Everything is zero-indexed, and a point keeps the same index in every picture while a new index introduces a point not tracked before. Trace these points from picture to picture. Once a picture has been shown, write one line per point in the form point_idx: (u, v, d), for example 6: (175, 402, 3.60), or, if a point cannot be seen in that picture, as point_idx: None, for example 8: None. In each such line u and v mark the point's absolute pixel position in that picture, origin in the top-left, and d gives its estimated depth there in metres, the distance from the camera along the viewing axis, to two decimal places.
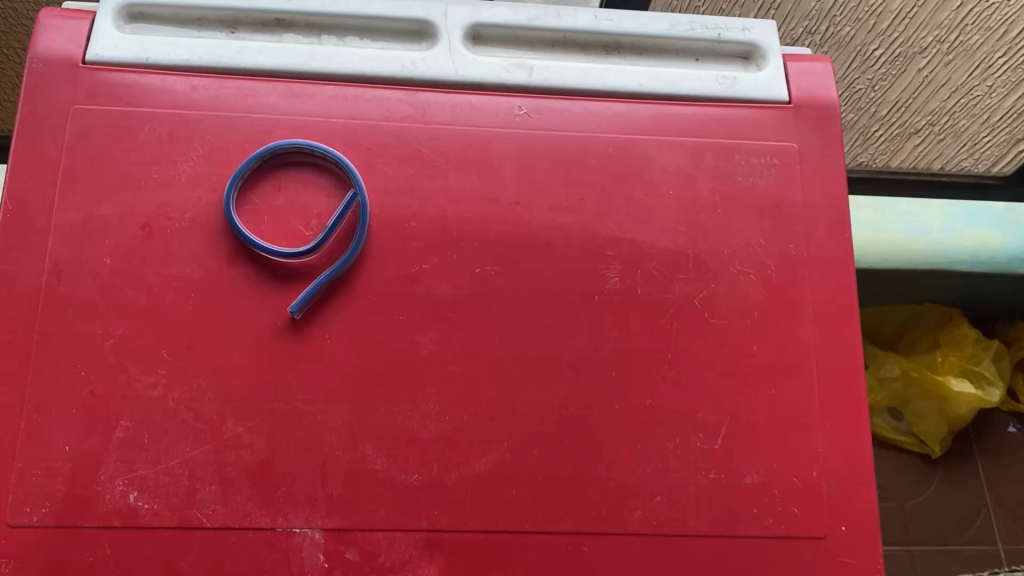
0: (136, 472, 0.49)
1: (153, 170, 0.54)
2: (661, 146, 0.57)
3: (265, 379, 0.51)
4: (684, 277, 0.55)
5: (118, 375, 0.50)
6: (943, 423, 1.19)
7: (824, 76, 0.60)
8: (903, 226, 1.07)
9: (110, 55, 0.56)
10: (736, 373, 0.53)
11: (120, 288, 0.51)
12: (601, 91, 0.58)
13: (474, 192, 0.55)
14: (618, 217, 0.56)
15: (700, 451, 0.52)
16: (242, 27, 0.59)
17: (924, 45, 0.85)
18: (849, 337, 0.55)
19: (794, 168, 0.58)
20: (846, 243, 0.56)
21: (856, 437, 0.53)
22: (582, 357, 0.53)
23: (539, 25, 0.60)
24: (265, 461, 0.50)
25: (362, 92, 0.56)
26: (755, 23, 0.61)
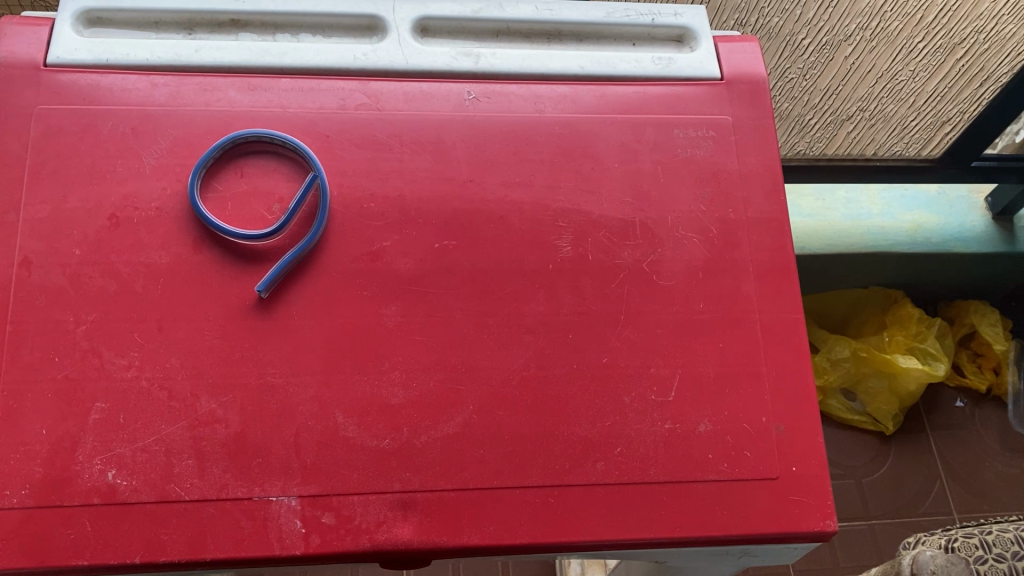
0: (113, 451, 0.50)
1: (118, 163, 0.56)
2: (604, 124, 0.61)
3: (235, 357, 0.53)
4: (632, 244, 0.58)
5: (91, 359, 0.52)
6: (895, 401, 1.24)
7: (753, 53, 0.64)
8: (844, 213, 1.19)
9: (71, 57, 0.58)
10: (685, 329, 0.56)
11: (90, 277, 0.53)
12: (545, 75, 0.62)
13: (429, 173, 0.58)
14: (567, 190, 0.59)
15: (656, 403, 0.55)
16: (198, 29, 0.61)
17: (848, 33, 0.89)
18: (789, 292, 0.58)
19: (729, 138, 0.61)
20: (781, 205, 0.60)
21: (802, 384, 0.56)
22: (540, 321, 0.56)
23: (483, 16, 0.63)
24: (240, 434, 0.51)
25: (318, 83, 0.59)
26: (686, 8, 0.65)
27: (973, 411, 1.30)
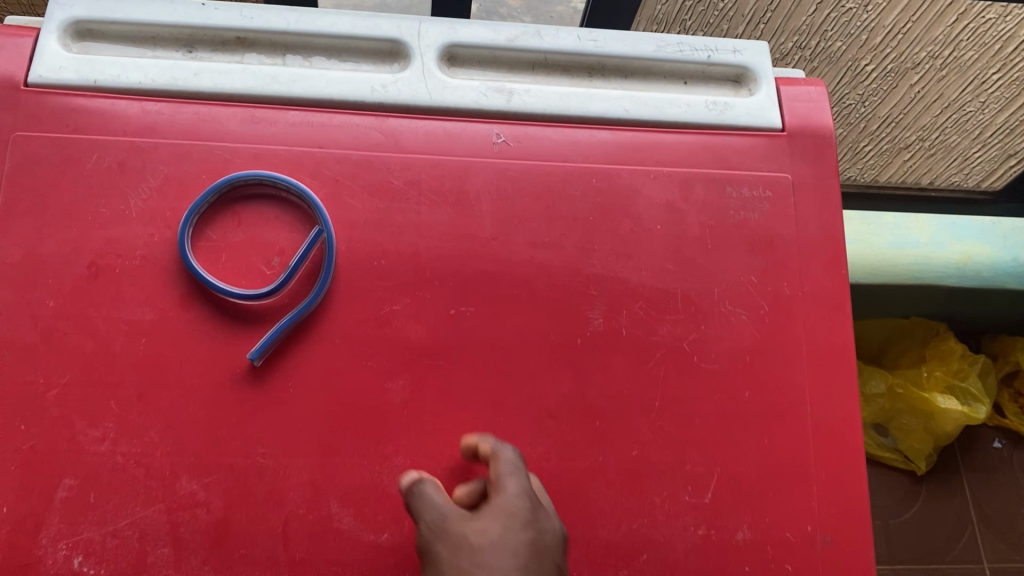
0: (81, 535, 0.45)
1: (101, 203, 0.50)
2: (647, 177, 0.54)
3: (222, 432, 0.47)
4: (672, 318, 0.51)
5: (61, 428, 0.46)
6: (929, 440, 1.16)
7: (818, 102, 0.57)
8: (891, 239, 1.02)
9: (55, 77, 0.51)
10: (726, 421, 0.50)
11: (64, 332, 0.47)
12: (585, 118, 0.55)
13: (449, 227, 0.52)
14: (602, 253, 0.52)
15: (689, 505, 0.49)
16: (200, 47, 0.55)
17: (917, 61, 0.81)
18: (846, 382, 0.52)
19: (788, 200, 0.55)
20: (842, 280, 0.53)
21: (856, 487, 0.50)
22: (563, 404, 0.50)
23: (518, 45, 0.56)
24: (222, 521, 0.46)
25: (329, 118, 0.53)
26: (747, 44, 0.58)
27: (1012, 453, 1.22)
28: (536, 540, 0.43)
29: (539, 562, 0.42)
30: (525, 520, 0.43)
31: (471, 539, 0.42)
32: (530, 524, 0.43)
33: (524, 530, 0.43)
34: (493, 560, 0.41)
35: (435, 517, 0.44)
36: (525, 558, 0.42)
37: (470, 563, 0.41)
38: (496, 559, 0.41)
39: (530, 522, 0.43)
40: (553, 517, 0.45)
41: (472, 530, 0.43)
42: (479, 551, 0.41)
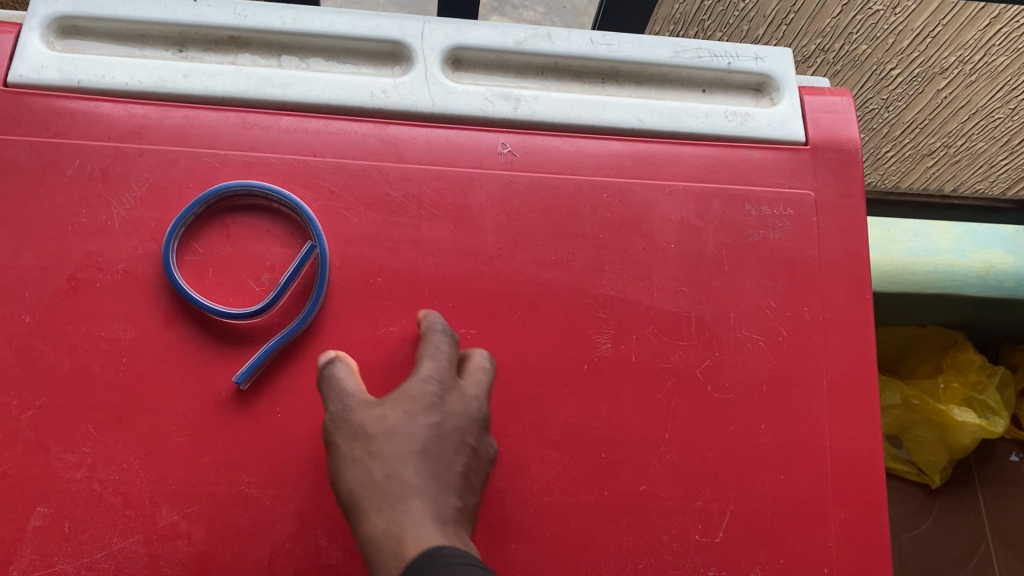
0: (54, 567, 0.42)
1: (82, 213, 0.47)
2: (661, 193, 0.51)
3: (206, 459, 0.45)
4: (685, 344, 0.49)
5: (36, 453, 0.44)
6: (943, 452, 1.09)
7: (844, 114, 0.54)
8: (910, 246, 0.97)
9: (36, 76, 0.49)
10: (740, 455, 0.48)
11: (41, 351, 0.45)
12: (596, 127, 0.52)
13: (449, 244, 0.49)
14: (612, 274, 0.49)
15: (699, 545, 0.46)
16: (191, 46, 0.52)
17: (945, 66, 0.78)
18: (868, 415, 0.49)
19: (810, 219, 0.51)
20: (866, 306, 0.50)
21: (875, 529, 0.47)
22: (567, 434, 0.47)
23: (527, 49, 0.53)
24: (204, 554, 0.43)
25: (326, 124, 0.50)
26: (770, 51, 0.55)
27: None
28: (442, 422, 0.41)
29: (442, 445, 0.41)
30: (430, 403, 0.42)
31: (368, 425, 0.41)
32: (436, 406, 0.42)
33: (428, 411, 0.42)
34: (388, 444, 0.40)
35: (342, 402, 0.43)
36: (423, 443, 0.40)
37: (365, 450, 0.40)
38: (392, 443, 0.40)
39: (436, 404, 0.42)
40: (470, 394, 0.44)
41: (372, 418, 0.41)
42: (376, 440, 0.40)
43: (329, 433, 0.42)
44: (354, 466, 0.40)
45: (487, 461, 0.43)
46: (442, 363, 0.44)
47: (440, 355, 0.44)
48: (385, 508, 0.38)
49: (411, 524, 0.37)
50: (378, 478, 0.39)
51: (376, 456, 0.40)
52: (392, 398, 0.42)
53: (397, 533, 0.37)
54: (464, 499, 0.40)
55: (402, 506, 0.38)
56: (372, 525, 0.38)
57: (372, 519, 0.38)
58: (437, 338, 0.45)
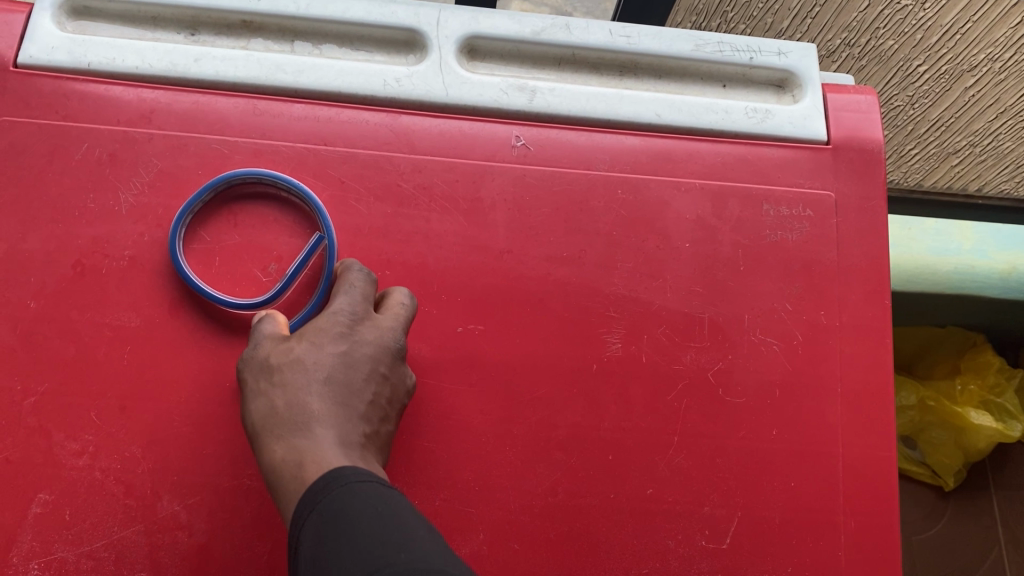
0: (54, 555, 0.42)
1: (90, 198, 0.46)
2: (677, 190, 0.50)
3: (209, 450, 0.44)
4: (697, 346, 0.48)
5: (38, 440, 0.43)
6: (959, 455, 1.06)
7: (867, 113, 0.52)
8: (931, 245, 0.97)
9: (46, 58, 0.48)
10: (750, 461, 0.47)
11: (45, 337, 0.44)
12: (613, 121, 0.51)
13: (459, 238, 0.48)
14: (624, 272, 0.48)
15: (705, 551, 0.45)
16: (204, 29, 0.51)
17: (974, 63, 0.75)
18: (882, 423, 0.48)
19: (830, 221, 0.50)
20: (884, 311, 0.49)
21: (886, 539, 0.47)
22: (574, 435, 0.46)
23: (544, 39, 0.52)
24: (205, 546, 0.43)
25: (337, 113, 0.49)
26: (794, 46, 0.53)
27: None
28: (349, 353, 0.42)
29: (349, 374, 0.41)
30: (337, 334, 0.42)
31: (274, 358, 0.41)
32: (344, 338, 0.42)
33: (334, 342, 0.42)
34: (292, 375, 0.40)
35: (255, 339, 0.43)
36: (327, 373, 0.41)
37: (269, 383, 0.40)
38: (295, 374, 0.40)
39: (344, 336, 0.42)
40: (384, 326, 0.44)
41: (280, 351, 0.41)
42: (280, 371, 0.40)
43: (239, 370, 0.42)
44: (259, 398, 0.40)
45: (404, 391, 0.43)
46: (355, 296, 0.44)
47: (353, 289, 0.44)
48: (286, 436, 0.38)
49: (310, 450, 0.37)
50: (281, 407, 0.39)
51: (279, 387, 0.40)
52: (302, 333, 0.42)
53: (296, 458, 0.37)
54: (371, 425, 0.41)
55: (303, 432, 0.38)
56: (274, 452, 0.38)
57: (274, 446, 0.38)
58: (352, 275, 0.45)
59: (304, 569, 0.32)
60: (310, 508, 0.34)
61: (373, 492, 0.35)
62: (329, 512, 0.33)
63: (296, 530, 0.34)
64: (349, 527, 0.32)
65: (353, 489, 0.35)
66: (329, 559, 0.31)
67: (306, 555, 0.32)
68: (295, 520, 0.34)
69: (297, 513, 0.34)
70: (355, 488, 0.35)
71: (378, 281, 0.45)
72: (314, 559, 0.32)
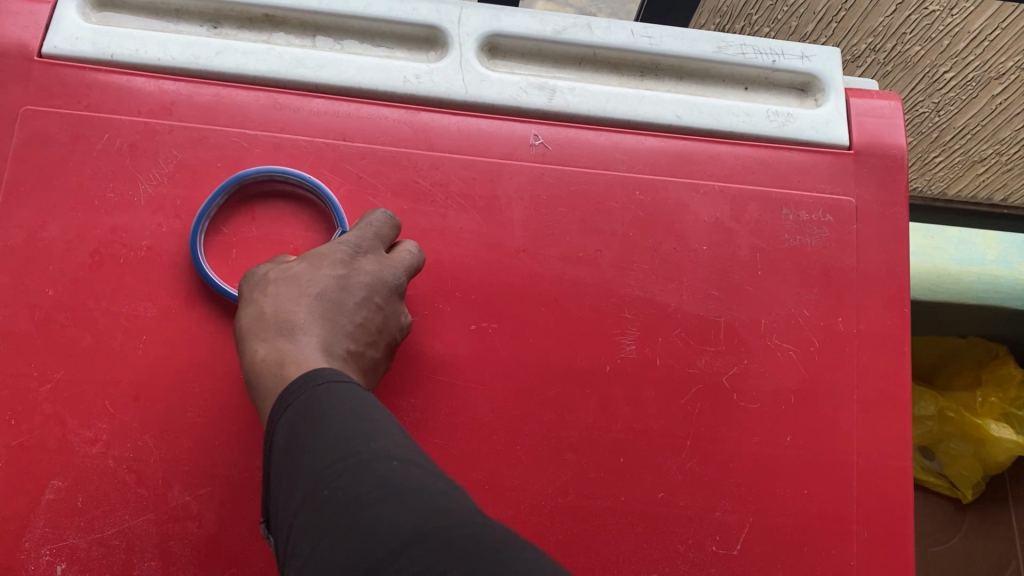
0: (66, 541, 0.43)
1: (110, 188, 0.47)
2: (696, 193, 0.50)
3: (220, 441, 0.44)
4: (712, 350, 0.47)
5: (52, 427, 0.44)
6: (978, 468, 1.05)
7: (891, 119, 0.52)
8: (955, 255, 0.94)
9: (70, 48, 0.48)
10: (763, 466, 0.46)
11: (61, 325, 0.45)
12: (632, 121, 0.50)
13: (475, 235, 0.48)
14: (640, 273, 0.48)
15: (716, 556, 0.45)
16: (226, 23, 0.52)
17: (1002, 71, 0.75)
18: (898, 432, 0.47)
19: (850, 227, 0.50)
20: (903, 320, 0.49)
21: (898, 549, 0.46)
22: (586, 436, 0.46)
23: (565, 39, 0.52)
24: (214, 537, 0.43)
25: (357, 108, 0.49)
26: (817, 50, 0.53)
27: None
28: (343, 279, 0.43)
29: (341, 297, 0.42)
30: (338, 260, 0.43)
31: (272, 271, 0.43)
32: (344, 264, 0.43)
33: (333, 266, 0.43)
34: (285, 288, 0.42)
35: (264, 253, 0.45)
36: (317, 294, 0.42)
37: (263, 291, 0.42)
38: (288, 287, 0.42)
39: (345, 263, 0.43)
40: (389, 262, 0.44)
41: (280, 265, 0.43)
42: (275, 282, 0.42)
43: (244, 276, 0.44)
44: (252, 303, 0.42)
45: (398, 328, 0.44)
46: (364, 232, 0.44)
47: (365, 226, 0.44)
48: (267, 339, 0.40)
49: (285, 356, 0.39)
50: (268, 314, 0.41)
51: (270, 295, 0.42)
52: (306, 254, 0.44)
53: (274, 359, 0.39)
54: (352, 347, 0.42)
55: (284, 338, 0.40)
56: (255, 350, 0.40)
57: (256, 345, 0.40)
58: (371, 215, 0.45)
59: (279, 460, 0.34)
60: (287, 404, 0.36)
61: (349, 392, 0.36)
62: (306, 409, 0.35)
63: (274, 422, 0.36)
64: (321, 421, 0.34)
65: (330, 389, 0.36)
66: (303, 449, 0.33)
67: (282, 447, 0.35)
68: (274, 413, 0.37)
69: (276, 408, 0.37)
70: (332, 387, 0.36)
71: (396, 226, 0.45)
72: (289, 449, 0.34)
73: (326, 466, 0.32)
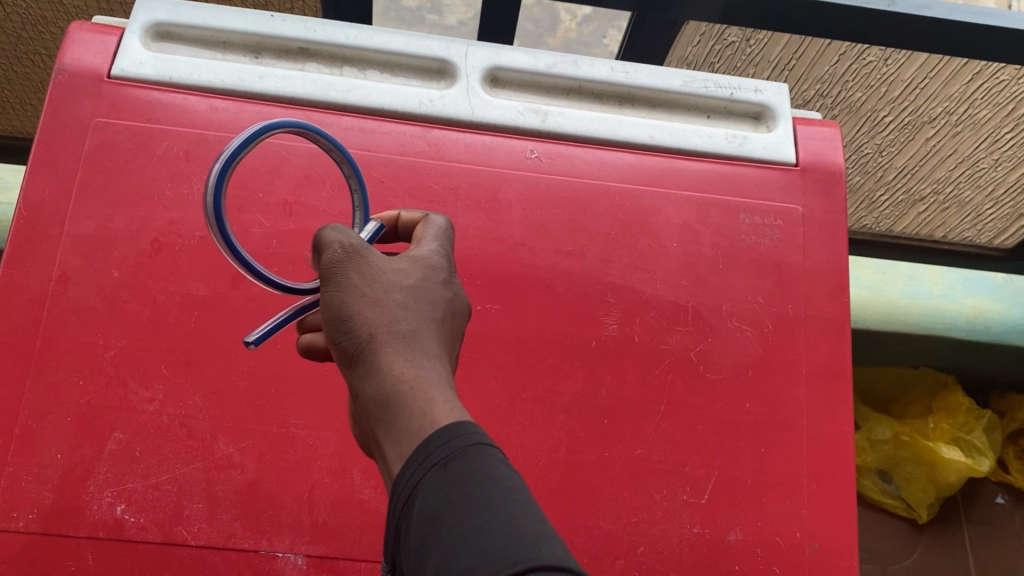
0: (125, 485, 0.49)
1: (167, 187, 0.55)
2: (668, 199, 0.58)
3: (260, 402, 0.51)
4: (682, 330, 0.55)
5: (115, 386, 0.51)
6: (932, 489, 1.11)
7: (831, 142, 0.61)
8: (904, 289, 1.03)
9: (135, 71, 0.57)
10: (726, 428, 0.54)
11: (125, 301, 0.52)
12: (612, 140, 0.60)
13: (480, 231, 0.56)
14: (621, 265, 0.56)
15: (686, 504, 0.52)
16: (266, 54, 0.60)
17: (933, 115, 0.85)
18: (841, 402, 0.55)
19: (797, 230, 0.59)
20: (843, 307, 0.57)
21: (843, 501, 0.54)
22: (575, 401, 0.53)
23: (556, 72, 0.61)
24: (254, 483, 0.50)
25: (379, 125, 0.58)
26: (768, 85, 0.63)
27: (1015, 510, 1.15)
28: (450, 300, 0.40)
29: (450, 319, 0.40)
30: (444, 278, 0.40)
31: (390, 275, 0.38)
32: (448, 284, 0.40)
33: (443, 285, 0.40)
34: (411, 303, 0.38)
35: (350, 238, 0.39)
36: (441, 311, 0.39)
37: (388, 299, 0.37)
38: (416, 303, 0.38)
39: (447, 283, 0.40)
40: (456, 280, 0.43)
41: (393, 268, 0.39)
42: (397, 293, 0.38)
43: (341, 268, 0.38)
44: (376, 310, 0.37)
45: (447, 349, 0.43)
46: (446, 246, 0.42)
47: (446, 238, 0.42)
48: (411, 357, 0.36)
49: (434, 380, 0.36)
50: (403, 328, 0.37)
51: (402, 307, 0.37)
52: (405, 257, 0.40)
53: (423, 385, 0.35)
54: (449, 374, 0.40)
55: (425, 363, 0.36)
56: (396, 368, 0.36)
57: (396, 362, 0.36)
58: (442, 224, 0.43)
59: (421, 521, 0.31)
60: (434, 461, 0.32)
61: (505, 464, 0.33)
62: (460, 471, 0.32)
63: (416, 475, 0.33)
64: (484, 497, 0.31)
65: (486, 453, 0.33)
66: (458, 524, 0.31)
67: (426, 508, 0.32)
68: (415, 464, 0.33)
69: (418, 465, 0.33)
70: (487, 453, 0.33)
71: (453, 237, 0.44)
72: (438, 516, 0.31)
73: (481, 553, 0.30)
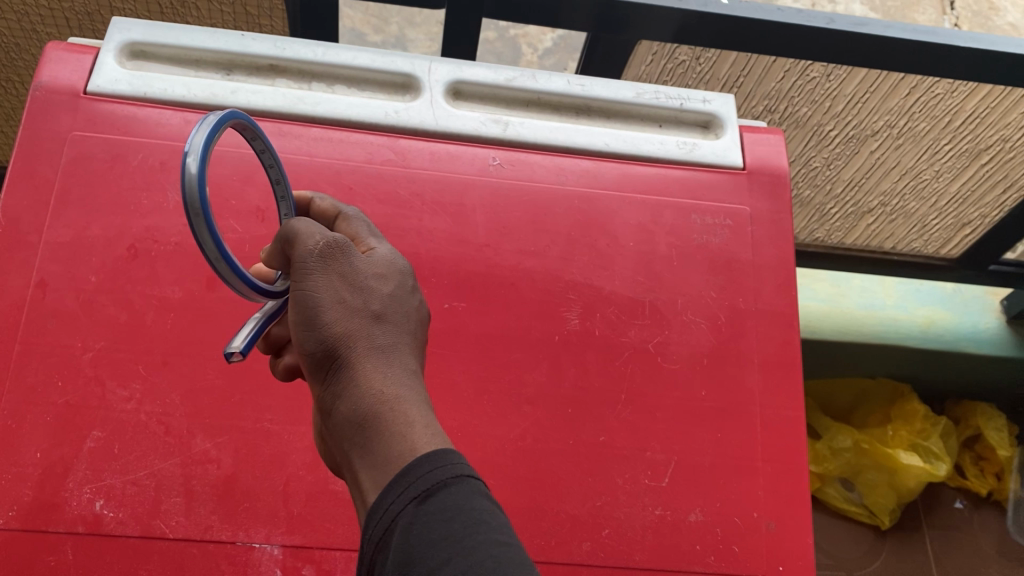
0: (104, 481, 0.50)
1: (143, 196, 0.57)
2: (624, 202, 0.62)
3: (236, 399, 0.53)
4: (640, 323, 0.58)
5: (93, 386, 0.52)
6: (892, 494, 1.12)
7: (776, 147, 0.65)
8: (859, 300, 1.13)
9: (111, 87, 0.59)
10: (684, 415, 0.56)
11: (102, 304, 0.54)
12: (569, 148, 0.63)
13: (446, 234, 0.59)
14: (581, 263, 0.59)
15: (648, 488, 0.54)
16: (237, 71, 0.63)
17: (875, 129, 0.90)
18: (792, 388, 0.58)
19: (746, 229, 0.62)
20: (791, 300, 0.61)
21: (796, 482, 0.56)
22: (540, 392, 0.56)
23: (515, 85, 0.65)
24: (230, 476, 0.52)
25: (348, 135, 0.60)
26: (716, 95, 0.66)
27: (973, 513, 1.17)
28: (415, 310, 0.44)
29: (416, 329, 0.44)
30: (409, 288, 0.44)
31: (367, 287, 0.42)
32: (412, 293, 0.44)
33: (410, 295, 0.44)
34: (385, 315, 0.41)
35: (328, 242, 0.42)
36: (410, 323, 0.43)
37: (365, 311, 0.41)
38: (389, 315, 0.42)
39: (412, 292, 0.44)
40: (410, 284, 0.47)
41: (368, 278, 0.42)
42: (374, 306, 0.41)
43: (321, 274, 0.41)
44: (354, 321, 0.40)
45: None
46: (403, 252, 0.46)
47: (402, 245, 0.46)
48: (388, 372, 0.40)
49: (408, 392, 0.40)
50: (380, 343, 0.41)
51: (378, 321, 0.41)
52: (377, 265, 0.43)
53: (401, 402, 0.39)
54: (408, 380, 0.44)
55: (400, 379, 0.40)
56: (375, 383, 0.39)
57: (374, 376, 0.40)
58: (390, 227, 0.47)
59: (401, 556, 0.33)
60: (417, 495, 0.35)
61: (483, 498, 0.36)
62: (442, 508, 0.34)
63: (397, 507, 0.35)
64: (465, 535, 0.33)
65: (465, 489, 0.35)
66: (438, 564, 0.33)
67: (407, 543, 0.33)
68: (396, 497, 0.35)
69: (400, 500, 0.35)
70: (467, 490, 0.35)
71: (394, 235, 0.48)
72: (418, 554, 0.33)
73: None
